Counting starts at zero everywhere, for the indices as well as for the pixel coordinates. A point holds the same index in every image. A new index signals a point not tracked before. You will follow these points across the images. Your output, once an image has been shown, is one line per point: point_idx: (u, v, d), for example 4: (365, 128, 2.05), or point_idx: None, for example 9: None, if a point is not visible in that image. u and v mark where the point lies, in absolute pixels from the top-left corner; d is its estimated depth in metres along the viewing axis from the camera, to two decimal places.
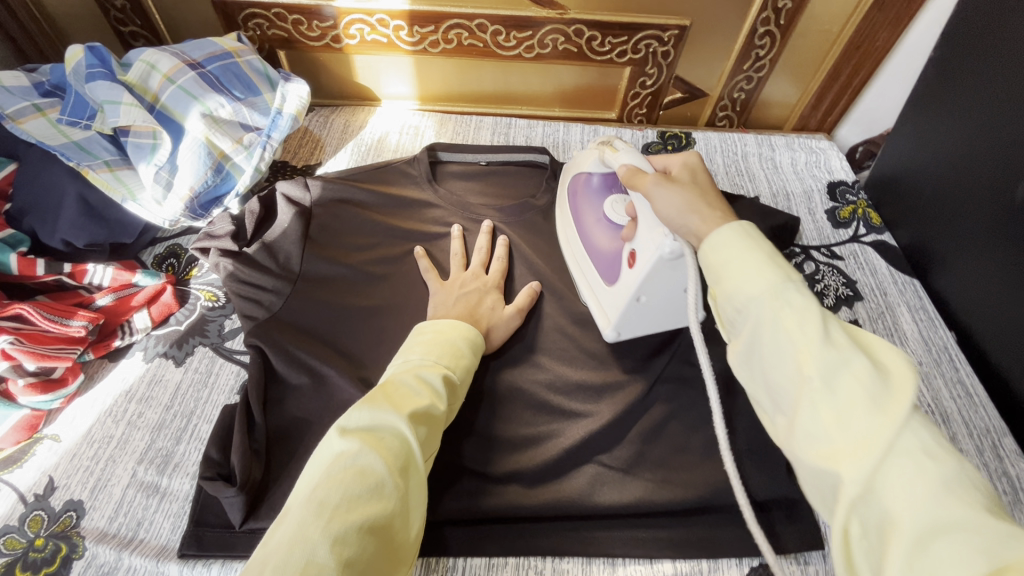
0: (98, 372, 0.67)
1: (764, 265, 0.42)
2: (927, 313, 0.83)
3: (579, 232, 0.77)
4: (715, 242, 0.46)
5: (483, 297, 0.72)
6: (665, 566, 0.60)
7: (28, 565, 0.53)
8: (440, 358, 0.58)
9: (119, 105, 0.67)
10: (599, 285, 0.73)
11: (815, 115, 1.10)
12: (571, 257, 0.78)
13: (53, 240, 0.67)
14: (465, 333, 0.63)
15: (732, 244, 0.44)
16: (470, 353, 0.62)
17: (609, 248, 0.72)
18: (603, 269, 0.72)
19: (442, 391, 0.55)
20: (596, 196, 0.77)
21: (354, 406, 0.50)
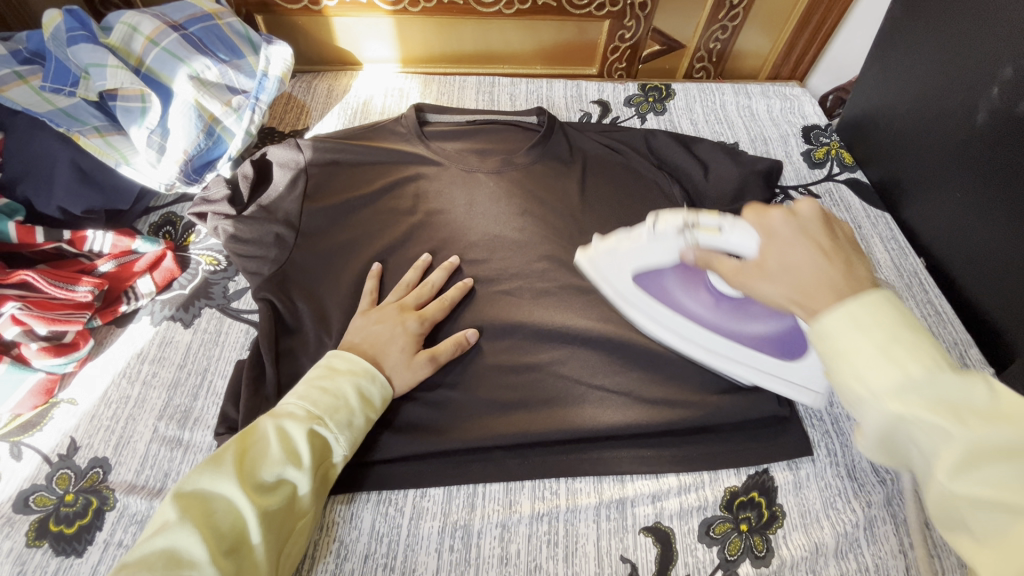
0: (108, 337, 0.67)
1: (898, 354, 0.37)
2: (898, 242, 0.87)
3: (699, 327, 0.68)
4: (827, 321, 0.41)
5: (395, 341, 0.64)
6: (671, 480, 0.62)
7: (62, 518, 0.55)
8: (314, 407, 0.54)
9: (104, 68, 0.66)
10: (764, 362, 0.66)
11: (788, 63, 1.15)
12: (692, 352, 0.68)
13: (49, 207, 0.67)
14: (361, 382, 0.58)
15: (859, 313, 0.40)
16: (363, 408, 0.57)
17: (749, 328, 0.67)
18: (760, 349, 0.66)
19: (311, 449, 0.52)
20: (686, 288, 0.70)
21: (198, 466, 0.49)
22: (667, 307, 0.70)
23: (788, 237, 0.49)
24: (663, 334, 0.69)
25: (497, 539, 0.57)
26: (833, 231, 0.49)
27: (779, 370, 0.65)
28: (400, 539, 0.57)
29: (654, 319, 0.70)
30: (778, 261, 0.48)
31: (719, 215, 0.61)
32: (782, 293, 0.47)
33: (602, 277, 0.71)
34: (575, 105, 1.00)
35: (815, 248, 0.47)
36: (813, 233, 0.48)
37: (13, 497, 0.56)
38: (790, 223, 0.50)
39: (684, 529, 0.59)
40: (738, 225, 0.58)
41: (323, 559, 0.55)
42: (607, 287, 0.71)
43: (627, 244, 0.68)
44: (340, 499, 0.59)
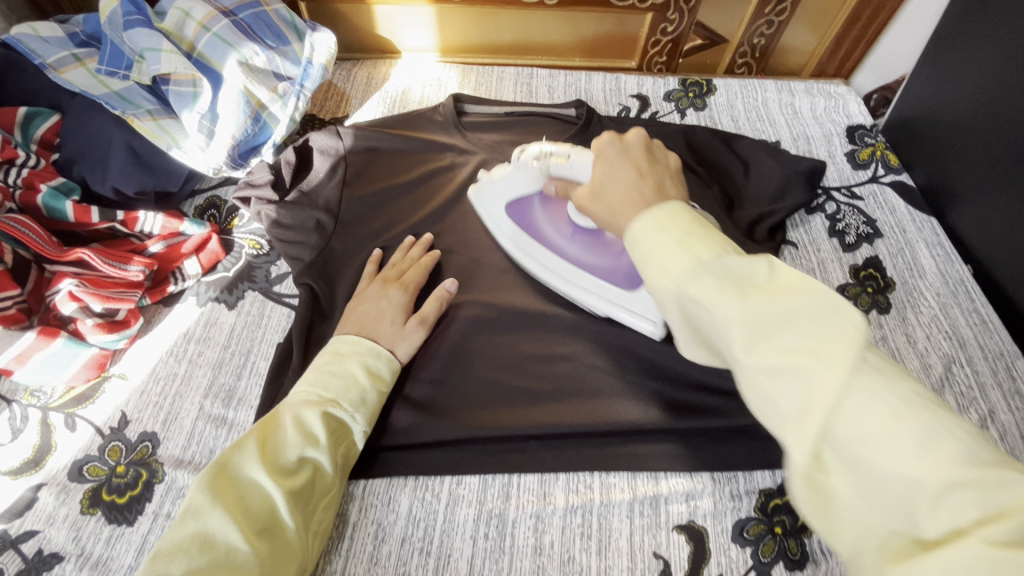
0: (156, 316, 0.69)
1: (691, 243, 0.38)
2: (944, 248, 0.85)
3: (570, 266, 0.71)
4: (636, 227, 0.42)
5: (386, 316, 0.65)
6: (705, 480, 0.61)
7: (113, 489, 0.57)
8: (325, 391, 0.56)
9: (158, 53, 0.67)
10: (610, 294, 0.68)
11: (833, 61, 1.12)
12: (578, 294, 0.69)
13: (104, 187, 0.68)
14: (368, 361, 0.60)
15: (660, 215, 0.41)
16: (373, 386, 0.59)
17: (597, 255, 0.71)
18: (609, 281, 0.69)
19: (327, 429, 0.54)
20: (550, 216, 0.74)
21: (224, 451, 0.51)
22: (539, 244, 0.73)
23: (613, 160, 0.53)
24: (538, 269, 0.72)
25: (531, 529, 0.58)
26: (653, 158, 0.53)
27: (621, 301, 0.67)
28: (436, 525, 0.58)
29: (536, 257, 0.72)
30: (603, 192, 0.53)
31: (570, 146, 0.66)
32: (602, 209, 0.53)
33: (497, 227, 0.75)
34: (614, 98, 0.99)
35: (630, 169, 0.51)
36: (632, 159, 0.53)
37: (68, 465, 0.58)
38: (619, 150, 0.54)
39: (718, 528, 0.59)
40: (583, 154, 0.64)
41: (360, 540, 0.56)
42: (503, 239, 0.75)
43: (503, 174, 0.74)
44: (377, 482, 0.60)
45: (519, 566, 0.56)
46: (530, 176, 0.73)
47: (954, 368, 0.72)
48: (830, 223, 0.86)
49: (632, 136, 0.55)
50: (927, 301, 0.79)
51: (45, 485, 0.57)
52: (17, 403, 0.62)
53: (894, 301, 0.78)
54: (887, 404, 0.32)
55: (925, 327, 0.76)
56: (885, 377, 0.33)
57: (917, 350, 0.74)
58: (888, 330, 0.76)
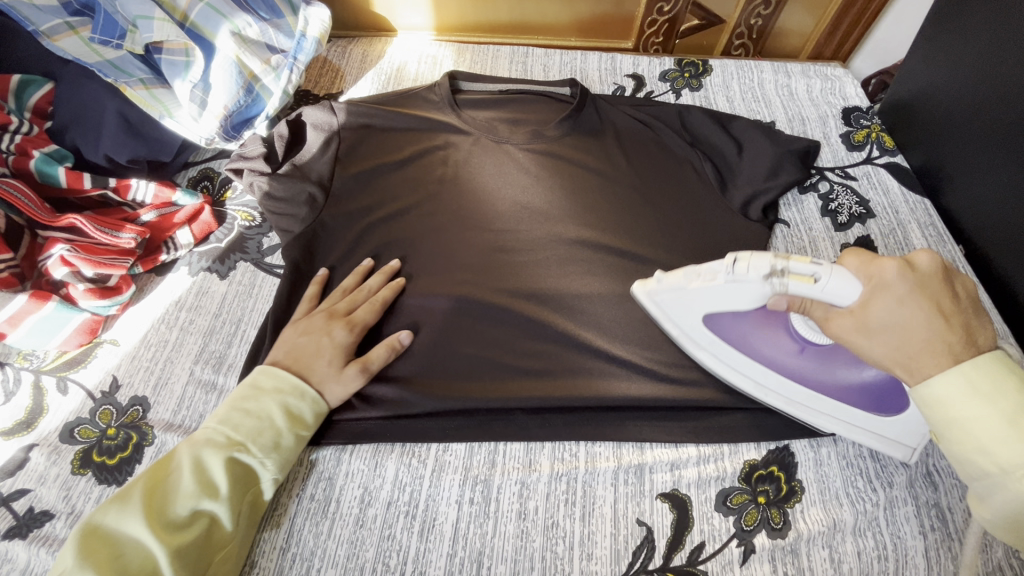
0: (148, 284, 0.69)
1: (984, 389, 0.44)
2: (936, 229, 0.85)
3: (788, 375, 0.60)
4: (938, 387, 0.45)
5: (323, 355, 0.60)
6: (690, 451, 0.62)
7: (104, 450, 0.58)
8: (234, 433, 0.53)
9: (151, 21, 0.66)
10: (849, 414, 0.60)
11: (830, 43, 1.11)
12: (770, 400, 0.61)
13: (95, 155, 0.69)
14: (288, 400, 0.56)
15: (972, 374, 0.45)
16: (291, 428, 0.56)
17: (840, 378, 0.59)
18: (848, 400, 0.59)
19: (230, 476, 0.52)
20: (767, 322, 0.61)
21: (108, 499, 0.49)
22: (744, 355, 0.61)
23: (897, 300, 0.47)
24: (718, 367, 0.63)
25: (516, 495, 0.58)
26: (950, 289, 0.48)
27: (873, 426, 0.59)
28: (422, 490, 0.58)
29: (726, 369, 0.63)
30: (886, 321, 0.47)
31: (811, 259, 0.51)
32: (885, 352, 0.48)
33: (666, 315, 0.64)
34: (609, 78, 0.99)
35: (926, 310, 0.46)
36: (931, 293, 0.47)
37: (59, 427, 0.59)
38: (919, 286, 0.46)
39: (701, 497, 0.59)
40: (836, 271, 0.49)
41: (346, 503, 0.57)
42: (668, 326, 0.64)
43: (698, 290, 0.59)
44: (364, 448, 0.60)
45: (504, 530, 0.56)
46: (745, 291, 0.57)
47: None
48: (823, 203, 0.86)
49: (934, 308, 0.46)
50: None
51: (36, 445, 0.58)
52: (9, 366, 0.62)
53: None
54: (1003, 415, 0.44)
55: None
56: (976, 388, 0.44)
57: None
58: None
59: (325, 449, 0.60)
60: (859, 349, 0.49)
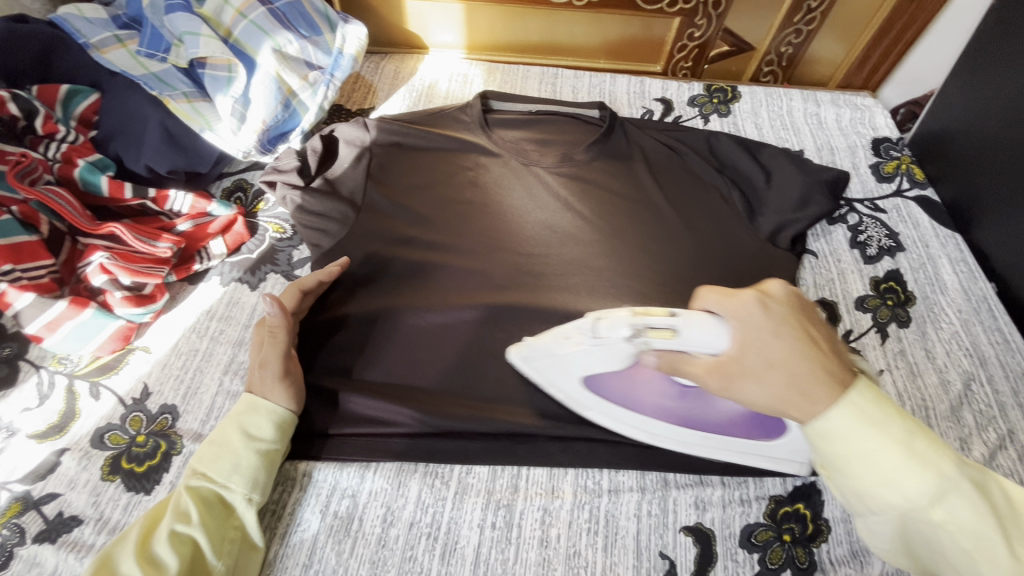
0: (181, 293, 0.71)
1: (919, 452, 0.39)
2: (968, 265, 0.83)
3: (669, 419, 0.60)
4: (837, 420, 0.40)
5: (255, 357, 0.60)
6: (714, 483, 0.61)
7: (133, 457, 0.59)
8: (197, 463, 0.53)
9: (198, 37, 0.69)
10: (743, 445, 0.59)
11: (861, 73, 1.11)
12: (633, 436, 0.61)
13: (137, 164, 0.70)
14: (243, 419, 0.56)
15: (857, 407, 0.40)
16: (249, 444, 0.54)
17: (722, 411, 0.58)
18: (731, 432, 0.59)
19: (197, 502, 0.51)
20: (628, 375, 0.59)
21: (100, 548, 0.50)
22: (621, 404, 0.60)
23: (768, 331, 0.43)
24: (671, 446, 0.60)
25: (538, 521, 0.58)
26: (807, 316, 0.45)
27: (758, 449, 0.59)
28: (444, 512, 0.58)
29: (613, 419, 0.61)
30: (765, 358, 0.43)
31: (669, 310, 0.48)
32: (772, 392, 0.42)
33: (548, 380, 0.61)
34: (638, 101, 1.00)
35: (794, 341, 0.42)
36: (773, 331, 0.43)
37: (91, 432, 0.60)
38: (766, 319, 0.44)
39: (725, 532, 0.58)
40: (694, 318, 0.47)
41: (369, 522, 0.57)
42: (555, 391, 0.61)
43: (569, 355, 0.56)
44: (388, 466, 0.60)
45: (525, 557, 0.56)
46: (609, 351, 0.54)
47: (973, 385, 0.71)
48: (852, 235, 0.85)
49: (792, 331, 0.43)
50: (948, 317, 0.78)
51: (68, 450, 0.59)
52: (45, 369, 0.64)
53: (915, 315, 0.78)
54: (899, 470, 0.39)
55: (945, 343, 0.75)
56: (865, 417, 0.40)
57: (936, 365, 0.73)
58: (906, 344, 0.75)
59: (349, 466, 0.60)
60: (742, 396, 0.44)
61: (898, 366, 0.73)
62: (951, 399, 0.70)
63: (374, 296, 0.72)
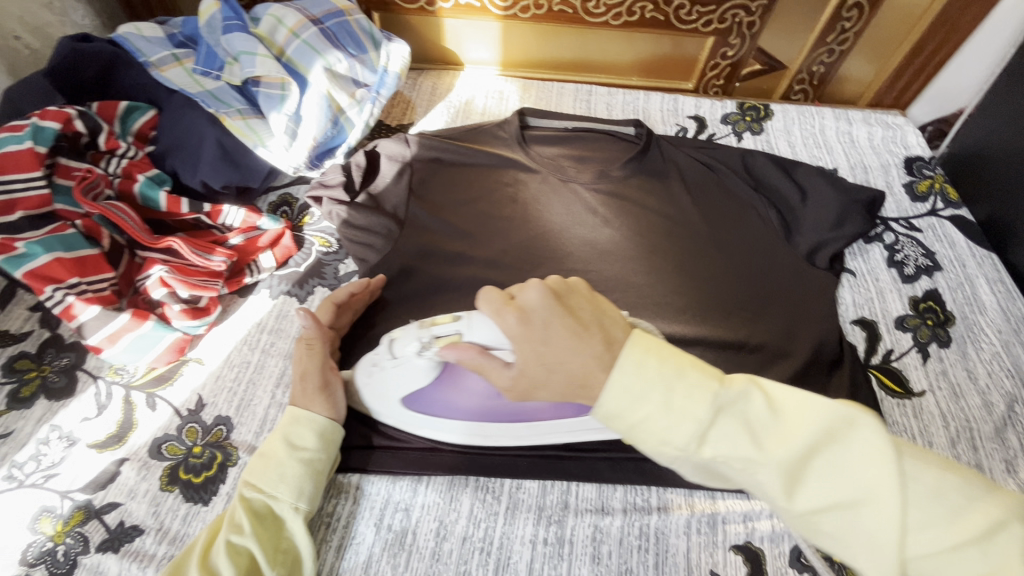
0: (232, 305, 0.72)
1: (678, 402, 0.40)
2: (1005, 285, 0.84)
3: (486, 417, 0.59)
4: (607, 401, 0.41)
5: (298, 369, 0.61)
6: (762, 503, 0.61)
7: (190, 468, 0.60)
8: (250, 474, 0.55)
9: (254, 56, 0.72)
10: (573, 424, 0.59)
11: (891, 92, 1.12)
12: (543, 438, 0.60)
13: (193, 180, 0.72)
14: (288, 430, 0.56)
15: (628, 376, 0.40)
16: (293, 454, 0.55)
17: (536, 394, 0.57)
18: (557, 414, 0.59)
19: (249, 513, 0.52)
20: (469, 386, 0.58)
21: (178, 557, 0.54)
22: (485, 418, 0.60)
23: (536, 337, 0.43)
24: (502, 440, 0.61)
25: (589, 538, 0.58)
26: (570, 305, 0.44)
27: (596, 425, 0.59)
28: (496, 527, 0.59)
29: (494, 436, 0.61)
30: (530, 354, 0.44)
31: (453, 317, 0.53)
32: (556, 390, 0.44)
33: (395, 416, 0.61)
34: (671, 119, 1.01)
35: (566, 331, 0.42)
36: (551, 329, 0.43)
37: (148, 443, 0.61)
38: (523, 328, 0.44)
39: (775, 552, 0.59)
40: (473, 319, 0.52)
41: (422, 536, 0.58)
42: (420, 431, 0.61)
43: (380, 377, 0.58)
44: (439, 480, 0.61)
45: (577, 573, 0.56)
46: (410, 369, 0.56)
47: (1016, 407, 0.71)
48: (889, 254, 0.86)
49: (599, 334, 0.43)
50: (988, 337, 0.78)
51: (127, 460, 0.60)
52: (102, 379, 0.65)
53: (954, 335, 0.78)
54: (791, 452, 0.39)
55: (986, 363, 0.75)
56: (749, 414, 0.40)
57: (978, 386, 0.73)
58: (947, 364, 0.75)
59: (402, 479, 0.61)
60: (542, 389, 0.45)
61: (939, 387, 0.73)
62: (994, 419, 0.71)
63: (420, 311, 0.73)
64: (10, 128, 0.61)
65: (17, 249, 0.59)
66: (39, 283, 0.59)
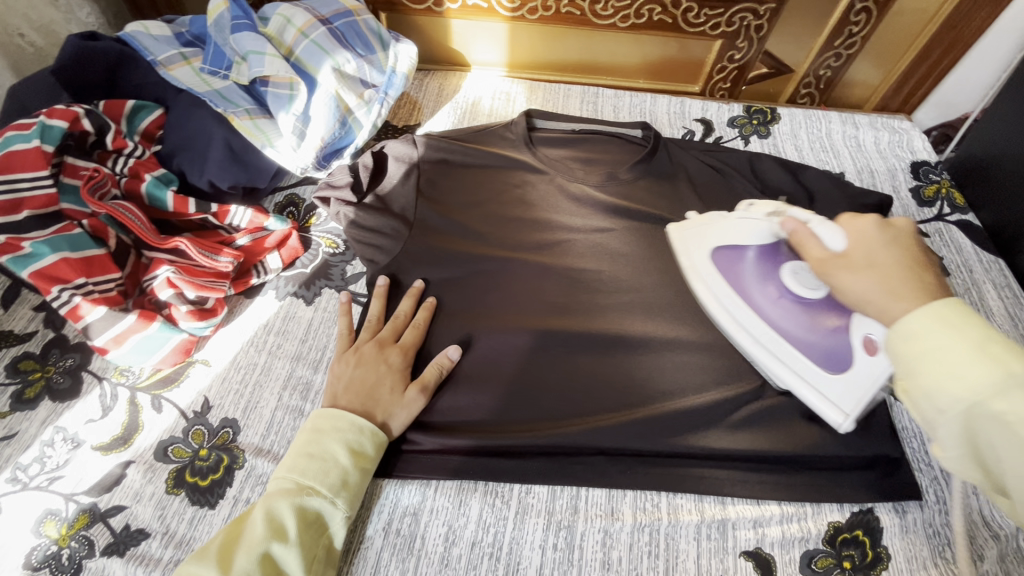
0: (237, 306, 0.72)
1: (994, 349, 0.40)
2: (1013, 291, 0.84)
3: (755, 313, 0.67)
4: (910, 321, 0.44)
5: (382, 383, 0.62)
6: (772, 508, 0.61)
7: (197, 471, 0.59)
8: (302, 478, 0.54)
9: (263, 56, 0.71)
10: (798, 365, 0.64)
11: (897, 97, 1.12)
12: (744, 339, 0.67)
13: (200, 180, 0.71)
14: (349, 437, 0.57)
15: (948, 314, 0.43)
16: (355, 465, 0.56)
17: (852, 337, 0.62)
18: (806, 353, 0.64)
19: (300, 520, 0.52)
20: (765, 272, 0.67)
21: (189, 557, 0.50)
22: (747, 304, 0.67)
23: (882, 241, 0.52)
24: (729, 321, 0.68)
25: (599, 543, 0.58)
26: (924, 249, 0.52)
27: (820, 383, 0.62)
28: (506, 532, 0.58)
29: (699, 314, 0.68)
30: (871, 255, 0.51)
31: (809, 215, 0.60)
32: (874, 285, 0.49)
33: (681, 250, 0.72)
34: (678, 121, 1.01)
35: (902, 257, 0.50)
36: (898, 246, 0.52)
37: (154, 445, 0.60)
38: (883, 234, 0.52)
39: (785, 558, 0.58)
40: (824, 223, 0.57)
41: (431, 541, 0.57)
42: (684, 260, 0.71)
43: (718, 222, 0.70)
44: (448, 484, 0.61)
45: None
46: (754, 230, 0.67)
47: None
48: None
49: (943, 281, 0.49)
50: None
51: (132, 462, 0.59)
52: (107, 380, 0.64)
53: None
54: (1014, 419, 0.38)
55: None
56: None
57: None
58: None
59: (410, 483, 0.60)
60: (844, 283, 0.52)
61: None
62: None
63: None
64: (17, 126, 0.61)
65: (23, 249, 0.58)
66: (45, 283, 0.58)
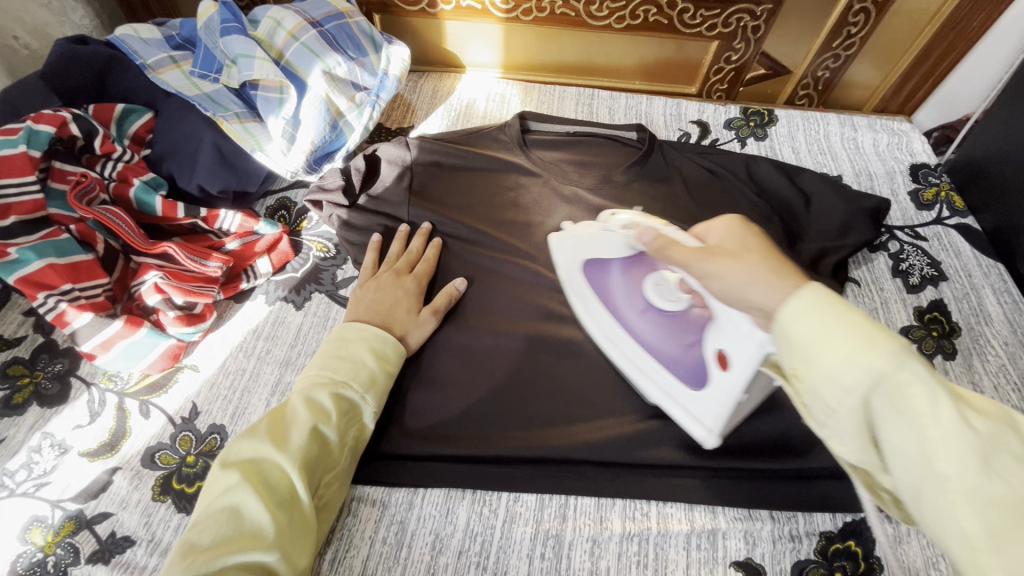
0: (227, 310, 0.71)
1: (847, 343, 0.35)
2: (1013, 296, 0.82)
3: (627, 330, 0.68)
4: (787, 316, 0.37)
5: (399, 303, 0.67)
6: (763, 518, 0.60)
7: (183, 478, 0.59)
8: (334, 373, 0.57)
9: (252, 60, 0.71)
10: (668, 385, 0.63)
11: (897, 98, 1.10)
12: (615, 354, 0.67)
13: (189, 184, 0.71)
14: (374, 344, 0.61)
15: (816, 312, 0.36)
16: (381, 367, 0.60)
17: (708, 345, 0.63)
18: (670, 370, 0.64)
19: (336, 406, 0.55)
20: (631, 286, 0.70)
21: (236, 438, 0.52)
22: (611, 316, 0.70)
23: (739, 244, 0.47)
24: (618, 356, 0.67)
25: (587, 553, 0.57)
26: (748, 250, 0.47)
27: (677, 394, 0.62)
28: (493, 540, 0.58)
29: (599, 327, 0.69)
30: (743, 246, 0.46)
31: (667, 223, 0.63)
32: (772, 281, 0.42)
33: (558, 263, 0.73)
34: (674, 124, 1.00)
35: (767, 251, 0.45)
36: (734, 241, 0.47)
37: (141, 451, 0.60)
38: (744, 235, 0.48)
39: (776, 569, 0.58)
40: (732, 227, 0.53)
41: (418, 550, 0.57)
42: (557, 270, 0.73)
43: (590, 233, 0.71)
44: (436, 492, 0.60)
45: None
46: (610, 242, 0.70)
47: None
48: (894, 263, 0.85)
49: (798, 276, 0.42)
50: (994, 350, 0.77)
51: (119, 469, 0.59)
52: (96, 386, 0.64)
53: (960, 347, 0.77)
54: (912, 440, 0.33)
55: (992, 376, 0.74)
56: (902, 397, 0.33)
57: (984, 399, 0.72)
58: (953, 377, 0.74)
59: (398, 491, 0.60)
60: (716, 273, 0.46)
61: None
62: None
63: None
64: (4, 131, 0.61)
65: (9, 255, 0.58)
66: (31, 289, 0.58)
